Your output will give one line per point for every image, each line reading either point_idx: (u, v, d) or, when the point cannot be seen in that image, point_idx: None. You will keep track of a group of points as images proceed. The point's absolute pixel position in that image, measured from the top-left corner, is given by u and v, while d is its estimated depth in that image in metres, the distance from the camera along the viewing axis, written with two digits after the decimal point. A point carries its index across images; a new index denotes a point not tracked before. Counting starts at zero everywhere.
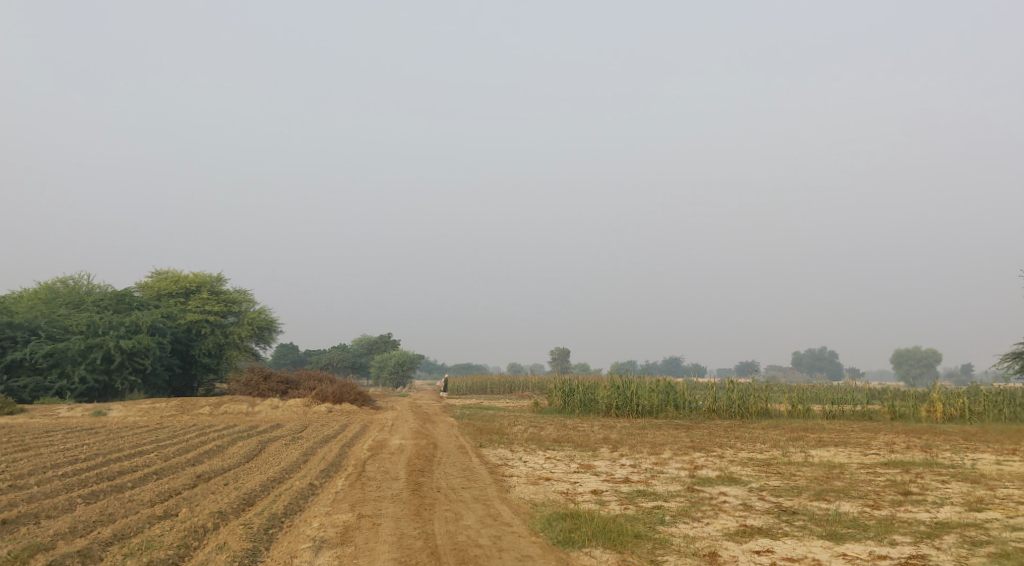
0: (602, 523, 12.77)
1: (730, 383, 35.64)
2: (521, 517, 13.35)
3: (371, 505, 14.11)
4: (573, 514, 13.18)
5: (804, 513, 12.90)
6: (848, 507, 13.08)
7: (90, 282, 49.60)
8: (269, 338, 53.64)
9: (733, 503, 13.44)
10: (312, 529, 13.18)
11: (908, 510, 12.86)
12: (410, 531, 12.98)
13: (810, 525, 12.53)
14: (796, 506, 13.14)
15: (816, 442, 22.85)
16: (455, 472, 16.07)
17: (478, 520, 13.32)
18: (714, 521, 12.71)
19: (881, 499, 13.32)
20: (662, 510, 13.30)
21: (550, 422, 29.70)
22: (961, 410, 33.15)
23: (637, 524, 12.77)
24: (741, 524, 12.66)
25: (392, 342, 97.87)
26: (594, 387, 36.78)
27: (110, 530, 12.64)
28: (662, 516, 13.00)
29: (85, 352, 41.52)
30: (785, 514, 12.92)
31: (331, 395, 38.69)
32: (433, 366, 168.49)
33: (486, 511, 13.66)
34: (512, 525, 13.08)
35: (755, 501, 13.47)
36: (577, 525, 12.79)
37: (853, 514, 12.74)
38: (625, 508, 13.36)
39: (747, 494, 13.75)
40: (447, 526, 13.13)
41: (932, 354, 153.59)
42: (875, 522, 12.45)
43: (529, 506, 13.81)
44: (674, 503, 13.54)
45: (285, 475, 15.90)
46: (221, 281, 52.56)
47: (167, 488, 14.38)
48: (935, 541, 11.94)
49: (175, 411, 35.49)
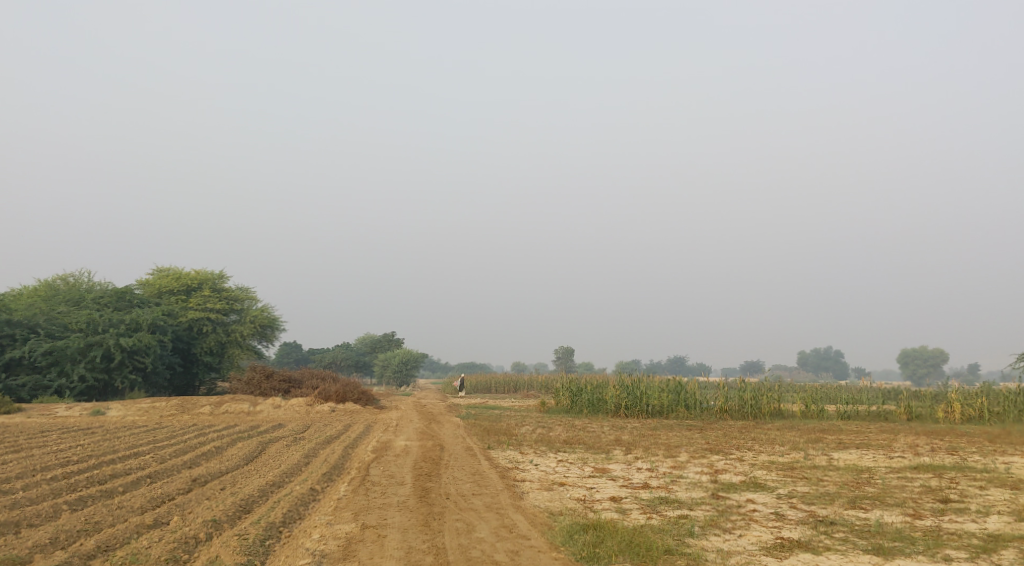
0: (628, 535, 12.01)
1: (741, 383, 34.88)
2: (539, 529, 12.59)
3: (376, 514, 13.36)
4: (595, 526, 12.42)
5: (843, 525, 12.14)
6: (890, 517, 12.33)
7: (91, 280, 48.94)
8: (271, 337, 52.94)
9: (765, 513, 12.67)
10: (311, 541, 12.44)
11: (955, 521, 12.11)
12: (419, 544, 12.22)
13: (853, 538, 11.76)
14: (833, 517, 12.39)
15: (836, 444, 22.09)
16: (464, 477, 15.31)
17: (492, 533, 12.56)
18: (748, 534, 11.94)
19: (923, 508, 12.59)
20: (690, 520, 12.54)
21: (558, 423, 28.98)
22: (980, 410, 32.36)
23: (665, 536, 12.02)
24: (777, 537, 11.89)
25: (396, 340, 97.15)
26: (602, 386, 36.03)
27: (95, 542, 11.93)
28: (691, 528, 12.23)
29: (84, 351, 40.87)
30: (822, 525, 12.16)
31: (334, 395, 37.96)
32: (437, 366, 167.86)
33: (501, 522, 12.91)
34: (529, 538, 12.32)
35: (787, 510, 12.73)
36: (601, 538, 12.03)
37: (897, 525, 12.00)
38: (650, 519, 12.60)
39: (777, 502, 12.99)
40: (459, 539, 12.37)
41: (939, 354, 152.57)
42: (924, 535, 11.69)
43: (546, 517, 13.05)
44: (701, 512, 12.78)
45: (285, 479, 15.16)
46: (223, 279, 51.90)
47: (159, 493, 13.65)
48: (992, 556, 11.18)
49: (175, 411, 34.78)
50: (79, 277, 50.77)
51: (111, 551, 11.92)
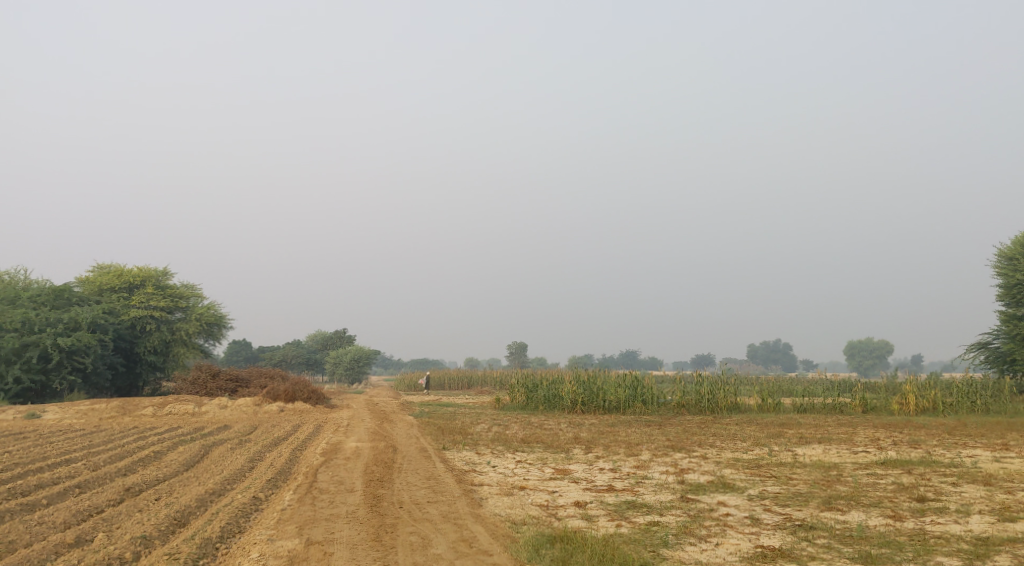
0: (599, 547, 11.37)
1: (698, 376, 34.54)
2: (502, 542, 11.88)
3: (323, 527, 12.52)
4: (562, 537, 11.75)
5: (823, 530, 11.67)
6: (871, 520, 11.89)
7: (27, 278, 47.02)
8: (219, 335, 51.42)
9: (739, 518, 12.12)
10: (250, 561, 11.57)
11: (938, 523, 11.73)
12: (369, 563, 11.43)
13: (836, 544, 11.28)
14: (811, 521, 11.91)
15: (797, 439, 21.72)
16: (418, 482, 14.52)
17: (450, 548, 11.80)
18: (725, 543, 11.39)
19: (902, 509, 12.22)
20: (662, 528, 11.96)
21: (514, 420, 28.32)
22: (934, 402, 32.43)
23: (637, 547, 11.42)
24: (756, 545, 11.36)
25: (347, 337, 95.65)
26: (558, 382, 35.47)
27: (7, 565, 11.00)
28: (664, 537, 11.64)
29: (19, 352, 39.16)
30: (802, 531, 11.68)
31: (283, 394, 36.81)
32: (389, 362, 166.52)
33: (459, 534, 12.16)
34: (491, 553, 11.59)
35: (761, 514, 12.24)
36: (571, 551, 11.37)
37: (879, 529, 11.58)
38: (619, 527, 11.98)
39: (750, 505, 12.49)
40: (414, 556, 11.60)
41: (885, 345, 155.20)
42: (912, 540, 11.25)
43: (508, 527, 12.34)
44: (672, 518, 12.21)
45: (226, 487, 14.26)
46: (167, 276, 50.26)
47: (86, 506, 12.70)
48: (985, 563, 10.78)
49: (115, 413, 33.38)
50: (14, 274, 48.79)
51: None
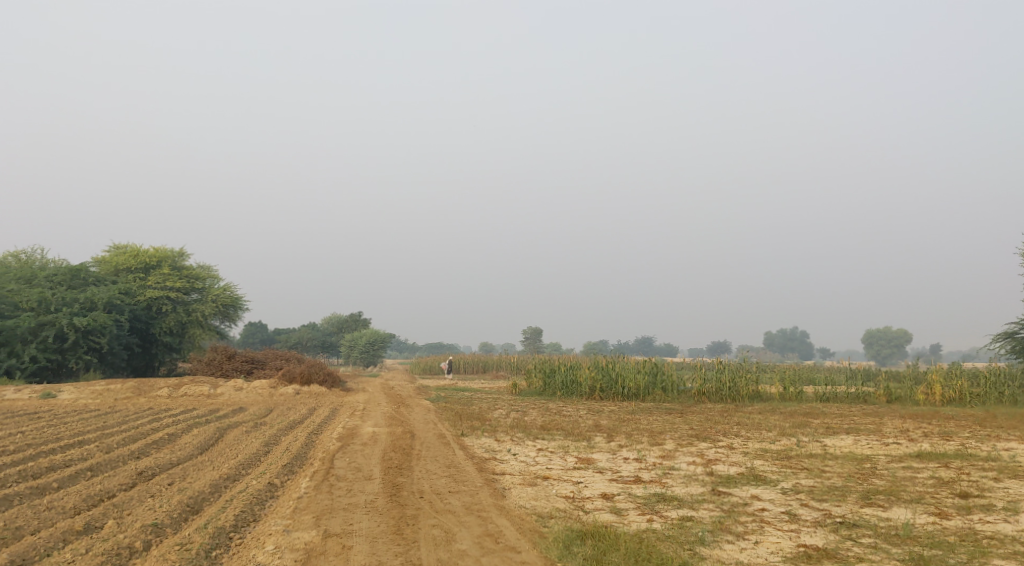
0: (634, 546, 10.98)
1: (719, 364, 34.03)
2: (530, 537, 11.49)
3: (341, 518, 12.16)
4: (593, 533, 11.36)
5: (867, 528, 11.28)
6: (917, 519, 11.48)
7: (43, 257, 46.92)
8: (234, 316, 51.25)
9: (777, 515, 11.72)
10: (264, 553, 11.22)
11: (987, 523, 11.31)
12: (390, 559, 11.06)
13: (883, 545, 10.88)
14: (854, 519, 11.50)
15: (823, 429, 21.18)
16: (437, 471, 14.13)
17: (475, 543, 11.41)
18: (765, 542, 10.99)
19: (946, 507, 11.81)
20: (697, 524, 11.56)
21: (533, 406, 27.91)
22: (960, 392, 31.81)
23: (672, 545, 11.03)
24: (799, 545, 10.95)
25: (363, 320, 95.52)
26: (576, 367, 35.05)
27: (13, 553, 10.73)
28: (700, 534, 11.24)
29: (36, 331, 39.05)
30: (844, 529, 11.29)
31: (299, 376, 36.56)
32: (404, 347, 166.57)
33: (484, 528, 11.76)
34: (520, 550, 11.20)
35: (799, 510, 11.83)
36: (604, 548, 10.99)
37: (926, 528, 11.18)
38: (652, 523, 11.59)
39: (786, 500, 12.10)
40: (438, 551, 11.21)
41: (903, 334, 153.75)
42: (963, 542, 10.84)
43: (535, 520, 11.95)
44: (706, 514, 11.82)
45: (240, 472, 13.92)
46: (183, 257, 50.08)
47: (96, 491, 12.41)
48: None
49: (131, 393, 33.21)
50: (31, 253, 48.73)
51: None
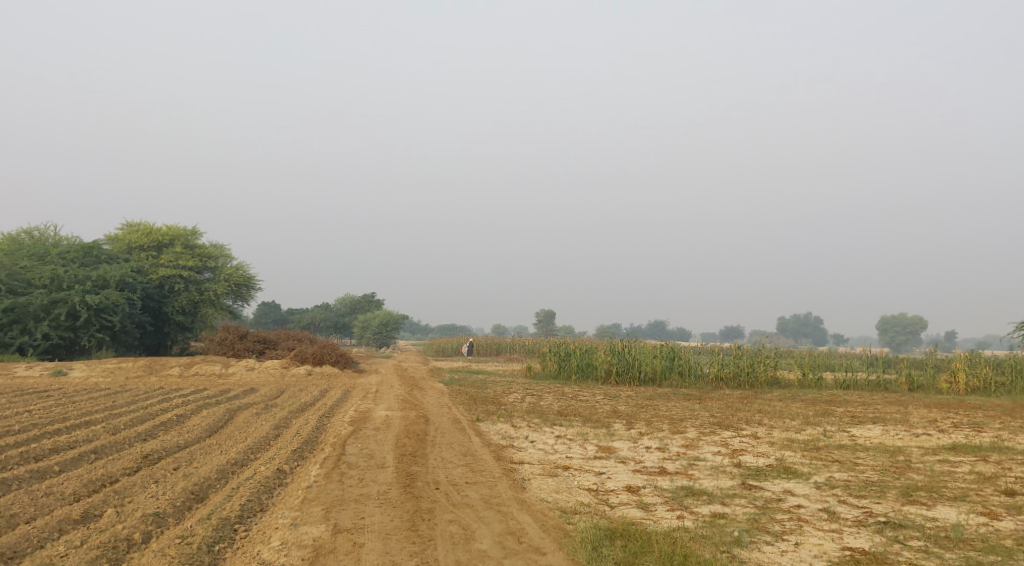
0: (668, 546, 10.51)
1: (737, 349, 33.43)
2: (555, 535, 11.02)
3: (352, 510, 11.69)
4: (622, 532, 10.89)
5: (914, 530, 10.80)
6: (963, 518, 11.03)
7: (56, 234, 46.66)
8: (247, 296, 50.94)
9: (814, 513, 11.24)
10: (269, 549, 10.76)
11: None
12: (405, 559, 10.58)
13: (933, 548, 10.41)
14: (897, 519, 11.03)
15: (849, 418, 20.58)
16: (453, 459, 13.64)
17: (496, 542, 10.91)
18: (806, 544, 10.52)
19: (995, 506, 11.31)
20: (730, 521, 11.10)
21: (548, 390, 27.42)
22: (985, 381, 31.12)
23: (707, 546, 10.56)
24: (842, 547, 10.49)
25: (376, 301, 95.23)
26: (592, 351, 34.53)
27: (6, 545, 10.36)
28: (737, 534, 10.77)
29: (48, 308, 38.80)
30: (889, 530, 10.82)
31: (311, 357, 36.17)
32: (416, 328, 166.48)
33: (505, 526, 11.27)
34: (545, 550, 10.72)
35: (837, 507, 11.37)
36: (636, 549, 10.52)
37: (978, 530, 10.69)
38: (684, 521, 11.13)
39: (822, 496, 11.63)
40: (456, 551, 10.73)
41: (919, 321, 152.42)
42: (1018, 546, 10.36)
43: (558, 516, 11.48)
44: (739, 511, 11.34)
45: (248, 457, 13.48)
46: (196, 235, 49.75)
47: (98, 476, 12.01)
48: None
49: (142, 372, 32.92)
50: (44, 230, 48.54)
51: (22, 558, 10.29)
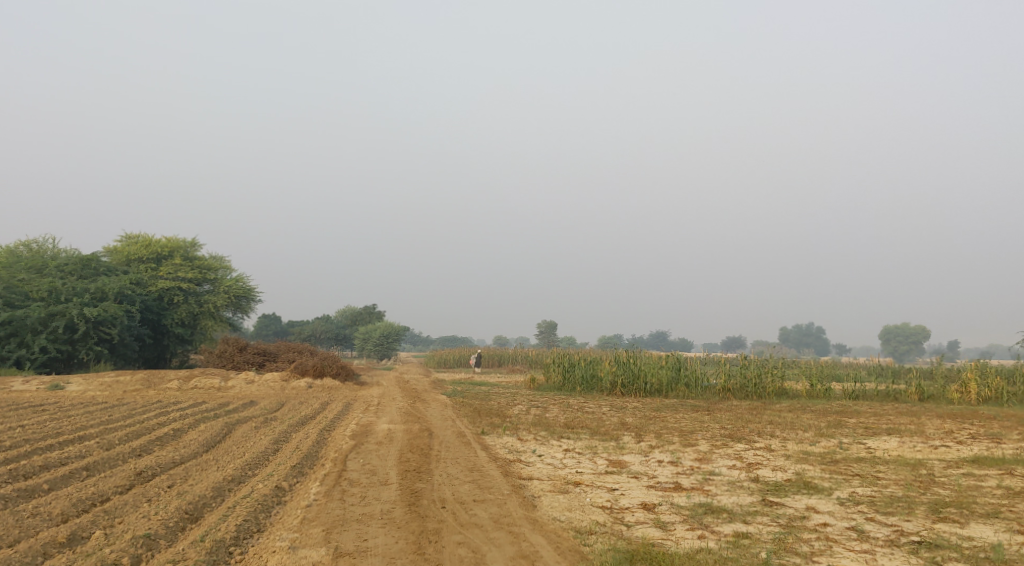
0: None
1: (743, 359, 32.94)
2: (571, 558, 10.55)
3: (353, 531, 11.23)
4: (643, 554, 10.42)
5: (950, 550, 10.37)
6: (999, 537, 10.61)
7: (55, 247, 46.24)
8: (247, 308, 50.48)
9: (842, 532, 10.81)
10: None
11: None
12: None
13: None
14: (931, 537, 10.61)
15: (863, 429, 20.09)
16: (459, 475, 13.17)
17: None
18: None
19: None
20: (755, 542, 10.65)
21: (553, 402, 26.94)
22: (997, 391, 30.61)
23: None
24: None
25: (377, 312, 94.74)
26: (596, 362, 34.05)
27: None
28: (764, 555, 10.32)
29: (45, 321, 38.36)
30: (924, 550, 10.39)
31: (312, 369, 35.69)
32: (418, 340, 165.83)
33: (516, 548, 10.80)
34: None
35: (866, 525, 10.95)
36: None
37: (1017, 549, 10.27)
38: (707, 542, 10.67)
39: (849, 514, 11.20)
40: None
41: (921, 330, 151.84)
42: None
43: (574, 536, 11.02)
44: (763, 530, 10.89)
45: (246, 474, 13.02)
46: (195, 247, 49.33)
47: (88, 494, 11.58)
48: None
49: (140, 386, 32.45)
50: (43, 242, 48.16)
51: None
